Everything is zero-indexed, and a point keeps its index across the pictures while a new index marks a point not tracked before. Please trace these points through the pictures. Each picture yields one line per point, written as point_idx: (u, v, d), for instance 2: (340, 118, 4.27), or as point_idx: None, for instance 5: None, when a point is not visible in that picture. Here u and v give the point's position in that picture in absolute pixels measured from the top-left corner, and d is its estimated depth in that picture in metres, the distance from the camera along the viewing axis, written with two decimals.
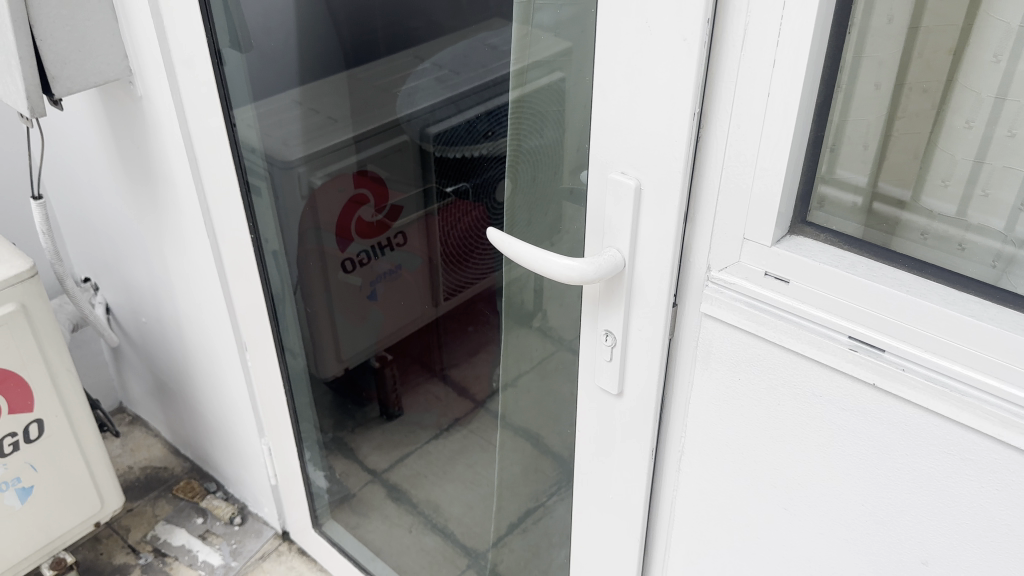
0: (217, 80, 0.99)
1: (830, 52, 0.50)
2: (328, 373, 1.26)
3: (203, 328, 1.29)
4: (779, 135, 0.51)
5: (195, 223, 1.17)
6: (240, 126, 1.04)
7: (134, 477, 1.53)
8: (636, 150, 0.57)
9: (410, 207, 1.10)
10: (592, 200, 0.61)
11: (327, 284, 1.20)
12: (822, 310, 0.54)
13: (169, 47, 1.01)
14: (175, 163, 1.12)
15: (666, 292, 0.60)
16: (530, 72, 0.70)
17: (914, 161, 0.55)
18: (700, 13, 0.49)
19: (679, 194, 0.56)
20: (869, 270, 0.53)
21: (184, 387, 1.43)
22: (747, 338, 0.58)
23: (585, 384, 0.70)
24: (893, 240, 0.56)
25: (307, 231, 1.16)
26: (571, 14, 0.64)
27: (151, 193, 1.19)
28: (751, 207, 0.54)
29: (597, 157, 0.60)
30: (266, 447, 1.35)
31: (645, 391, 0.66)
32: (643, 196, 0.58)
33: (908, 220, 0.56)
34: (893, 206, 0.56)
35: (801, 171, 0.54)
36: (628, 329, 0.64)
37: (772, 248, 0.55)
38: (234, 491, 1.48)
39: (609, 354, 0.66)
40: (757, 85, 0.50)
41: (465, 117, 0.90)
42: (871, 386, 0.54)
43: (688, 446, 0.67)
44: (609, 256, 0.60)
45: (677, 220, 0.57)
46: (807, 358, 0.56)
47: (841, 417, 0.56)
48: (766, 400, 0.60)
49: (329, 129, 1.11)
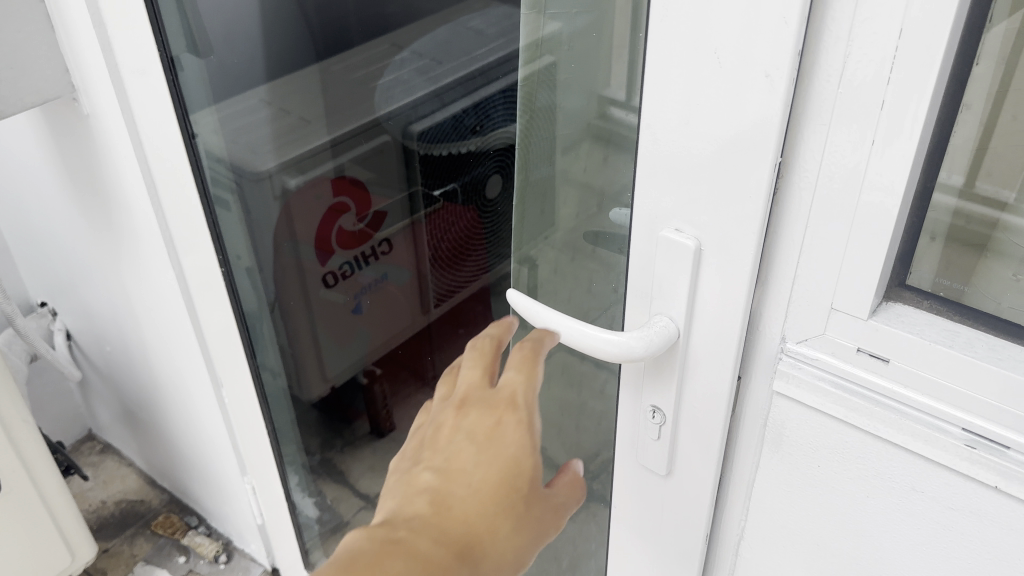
0: (172, 92, 0.85)
1: (952, 85, 0.40)
2: (312, 394, 1.17)
3: (172, 359, 1.15)
4: (889, 191, 0.40)
5: (156, 250, 1.00)
6: (200, 132, 0.89)
7: (109, 513, 1.42)
8: (696, 205, 0.47)
9: (395, 214, 1.08)
10: (636, 254, 0.52)
11: (308, 301, 1.10)
12: (929, 396, 0.44)
13: (115, 57, 0.85)
14: (132, 187, 0.96)
15: (731, 368, 0.50)
16: (536, 92, 0.60)
17: (1001, 149, 0.42)
18: (790, 46, 0.39)
19: (754, 259, 0.46)
20: (992, 348, 0.43)
21: (155, 418, 1.31)
22: (832, 422, 0.48)
23: (627, 455, 0.61)
24: (967, 290, 0.45)
25: (284, 244, 1.04)
26: (582, 24, 0.54)
27: (104, 217, 1.06)
28: (842, 275, 0.44)
29: (643, 209, 0.50)
30: (249, 485, 1.23)
31: (700, 470, 0.56)
32: (704, 259, 0.48)
33: (1008, 226, 0.44)
34: (989, 207, 0.44)
35: (904, 230, 0.44)
36: (681, 405, 0.55)
37: (869, 322, 0.45)
38: (217, 526, 1.37)
39: (658, 432, 0.57)
40: (857, 130, 0.40)
41: (449, 112, 0.96)
42: (992, 489, 0.43)
43: (750, 530, 0.57)
44: (660, 328, 0.51)
45: (749, 286, 0.47)
46: (909, 451, 0.46)
47: (948, 518, 0.46)
48: (852, 492, 0.50)
49: (301, 131, 0.99)
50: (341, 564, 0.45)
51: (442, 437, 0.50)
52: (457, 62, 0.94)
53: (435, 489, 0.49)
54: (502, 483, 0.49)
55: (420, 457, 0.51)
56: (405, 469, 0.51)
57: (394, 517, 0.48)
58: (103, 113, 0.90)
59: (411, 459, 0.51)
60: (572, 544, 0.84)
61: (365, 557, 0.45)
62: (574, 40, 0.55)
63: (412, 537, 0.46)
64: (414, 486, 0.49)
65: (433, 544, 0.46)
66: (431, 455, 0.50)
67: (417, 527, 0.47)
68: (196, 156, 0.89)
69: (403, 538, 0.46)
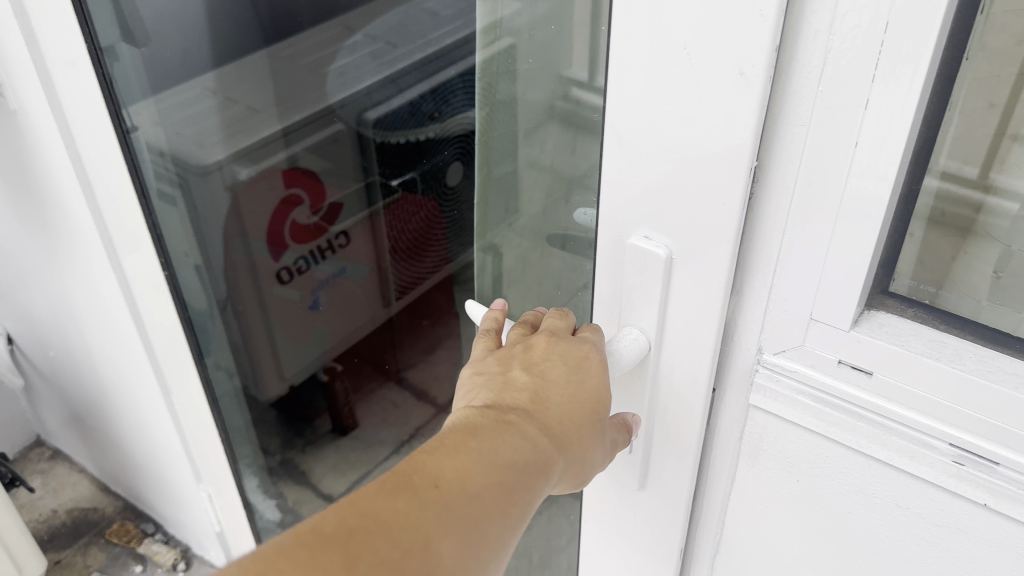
0: (99, 75, 0.78)
1: (939, 81, 0.37)
2: (270, 395, 1.12)
3: (117, 367, 1.10)
4: (874, 198, 0.37)
5: (92, 252, 0.94)
6: (134, 124, 0.84)
7: (61, 522, 1.36)
8: (666, 210, 0.44)
9: (352, 204, 1.04)
10: (605, 261, 0.49)
11: (262, 298, 1.05)
12: (914, 410, 0.42)
13: (39, 47, 0.79)
14: (65, 188, 0.90)
15: (705, 380, 0.48)
16: (497, 82, 0.57)
17: (980, 137, 0.40)
18: (765, 40, 0.36)
19: (729, 270, 0.43)
20: (980, 360, 0.40)
21: (105, 424, 1.26)
22: (811, 437, 0.46)
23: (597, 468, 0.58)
24: (942, 292, 0.43)
25: (233, 240, 1.00)
26: (541, 12, 0.51)
27: (39, 219, 1.00)
28: (823, 284, 0.41)
29: (611, 213, 0.47)
30: (206, 493, 1.18)
31: (674, 483, 0.54)
32: (677, 268, 0.45)
33: (987, 219, 0.42)
34: (973, 190, 0.41)
35: (887, 234, 0.41)
36: (655, 416, 0.52)
37: (850, 333, 0.42)
38: (175, 532, 1.32)
39: (630, 447, 0.54)
40: (838, 130, 0.37)
41: (406, 97, 0.88)
42: (980, 506, 0.41)
43: (726, 544, 0.54)
44: (632, 341, 0.48)
45: (723, 293, 0.44)
46: (893, 467, 0.43)
47: (934, 534, 0.44)
48: (833, 507, 0.47)
49: (250, 121, 0.94)
50: (451, 432, 0.40)
51: (539, 351, 0.45)
52: (415, 44, 0.83)
53: (533, 387, 0.44)
54: (588, 407, 0.44)
55: (514, 354, 0.46)
56: (490, 372, 0.45)
57: (496, 402, 0.43)
58: (31, 110, 0.84)
59: (497, 366, 0.46)
60: (545, 540, 0.81)
61: (479, 429, 0.41)
62: (537, 26, 0.52)
63: (520, 421, 0.42)
64: (511, 384, 0.44)
65: (541, 432, 0.42)
66: (528, 362, 0.45)
67: (527, 410, 0.43)
68: (130, 149, 0.84)
69: (515, 419, 0.42)
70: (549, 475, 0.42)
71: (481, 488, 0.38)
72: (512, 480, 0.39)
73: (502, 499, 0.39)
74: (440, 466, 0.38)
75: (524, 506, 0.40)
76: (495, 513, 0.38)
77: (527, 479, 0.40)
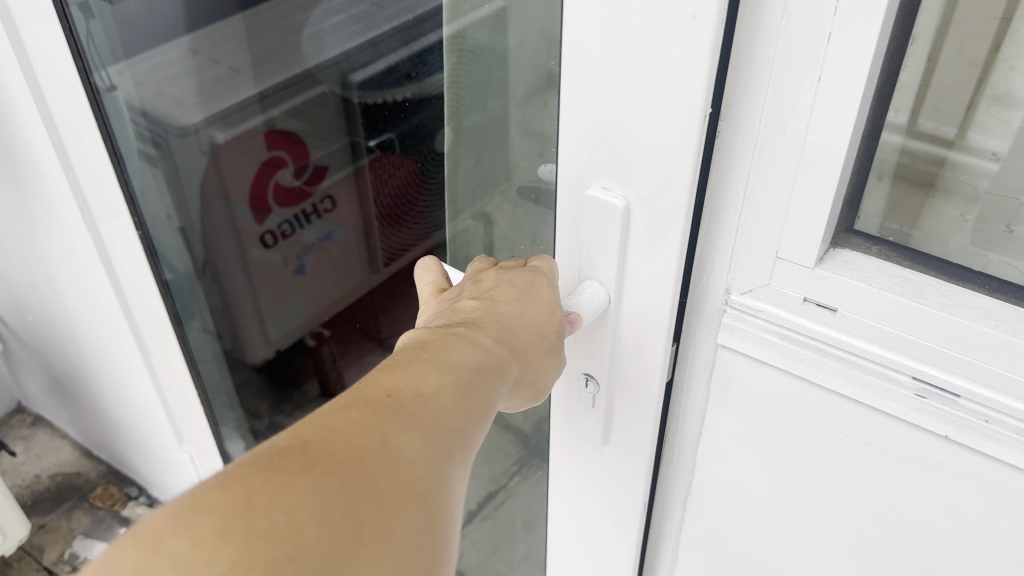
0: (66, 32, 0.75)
1: (899, 21, 0.37)
2: (257, 356, 1.14)
3: (96, 330, 1.10)
4: (836, 135, 0.38)
5: (65, 213, 0.92)
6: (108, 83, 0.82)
7: (44, 487, 1.36)
8: (626, 161, 0.44)
9: (336, 165, 1.03)
10: (563, 215, 0.50)
11: (246, 262, 1.05)
12: (877, 345, 0.43)
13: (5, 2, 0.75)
14: (37, 149, 0.87)
15: (665, 330, 0.48)
16: (466, 30, 0.57)
17: (944, 85, 0.41)
18: None
19: (686, 217, 0.43)
20: (942, 295, 0.41)
21: (86, 389, 1.26)
22: (779, 375, 0.46)
23: (562, 420, 0.59)
24: (914, 233, 0.44)
25: (215, 202, 1.00)
26: None
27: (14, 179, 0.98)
28: (788, 223, 0.42)
29: (571, 168, 0.48)
30: (188, 454, 1.18)
31: (636, 435, 0.55)
32: (633, 218, 0.46)
33: (956, 166, 0.42)
34: (935, 145, 0.42)
35: (851, 171, 0.41)
36: (614, 373, 0.53)
37: (815, 271, 0.43)
38: (159, 496, 1.33)
39: (592, 401, 0.55)
40: (801, 66, 0.37)
41: (386, 60, 0.86)
42: (941, 437, 0.42)
43: (697, 485, 0.56)
44: (591, 296, 0.49)
45: (682, 242, 0.44)
46: (858, 402, 0.44)
47: (897, 468, 0.45)
48: (799, 444, 0.48)
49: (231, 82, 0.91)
50: (403, 351, 0.42)
51: (488, 281, 0.49)
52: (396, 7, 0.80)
53: (483, 310, 0.46)
54: (539, 325, 0.46)
55: (464, 289, 0.49)
56: (446, 307, 0.48)
57: (450, 322, 0.45)
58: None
59: (451, 302, 0.48)
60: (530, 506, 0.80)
61: (431, 344, 0.42)
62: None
63: (469, 331, 0.44)
64: (463, 310, 0.47)
65: (493, 339, 0.44)
66: (477, 292, 0.48)
67: (474, 323, 0.45)
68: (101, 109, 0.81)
69: (464, 331, 0.44)
70: (503, 378, 0.43)
71: (438, 388, 0.39)
72: (468, 380, 0.41)
73: (461, 396, 0.40)
74: (393, 377, 0.39)
75: (482, 404, 0.41)
76: (456, 408, 0.40)
77: (483, 381, 0.42)
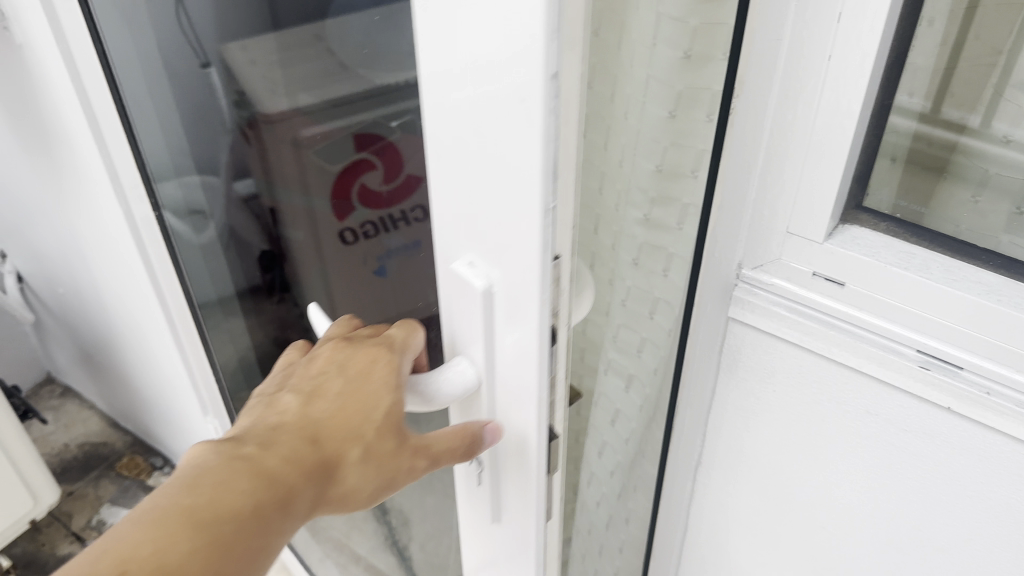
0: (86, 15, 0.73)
1: (909, 1, 0.38)
2: None
3: (125, 303, 1.13)
4: (846, 112, 0.40)
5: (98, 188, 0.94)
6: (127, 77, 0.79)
7: (71, 457, 1.40)
8: (486, 240, 0.37)
9: None
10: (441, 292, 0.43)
11: None
12: (882, 318, 0.44)
13: None
14: (72, 123, 0.88)
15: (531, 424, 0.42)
16: None
17: (957, 73, 0.44)
18: None
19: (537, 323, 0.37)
20: (948, 271, 0.43)
21: (114, 360, 1.29)
22: (787, 348, 0.48)
23: (463, 499, 0.53)
24: (927, 213, 0.46)
25: None
26: None
27: (47, 152, 1.01)
28: (799, 199, 0.44)
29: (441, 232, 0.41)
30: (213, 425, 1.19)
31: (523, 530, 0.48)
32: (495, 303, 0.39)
33: (968, 148, 0.45)
34: (949, 131, 0.46)
35: (861, 149, 0.43)
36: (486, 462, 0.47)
37: (824, 246, 0.44)
38: None
39: (477, 479, 0.49)
40: (812, 45, 0.39)
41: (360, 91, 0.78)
42: (944, 409, 0.44)
43: (707, 455, 0.58)
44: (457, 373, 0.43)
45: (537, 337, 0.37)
46: (863, 374, 0.46)
47: (900, 439, 0.46)
48: (805, 415, 0.50)
49: None
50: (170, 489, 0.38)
51: (320, 361, 0.44)
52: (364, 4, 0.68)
53: (293, 411, 0.42)
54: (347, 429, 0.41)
55: (297, 370, 0.45)
56: (268, 394, 0.45)
57: (245, 434, 0.41)
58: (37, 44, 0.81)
59: (272, 392, 0.45)
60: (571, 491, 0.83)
61: (202, 477, 0.39)
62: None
63: (257, 455, 0.40)
64: (274, 409, 0.43)
65: (284, 463, 0.40)
66: (300, 382, 0.44)
67: (265, 440, 0.41)
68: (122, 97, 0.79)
69: (252, 452, 0.40)
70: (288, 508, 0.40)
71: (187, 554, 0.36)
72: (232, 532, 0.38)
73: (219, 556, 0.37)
74: (136, 542, 0.36)
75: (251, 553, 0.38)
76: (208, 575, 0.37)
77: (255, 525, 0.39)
